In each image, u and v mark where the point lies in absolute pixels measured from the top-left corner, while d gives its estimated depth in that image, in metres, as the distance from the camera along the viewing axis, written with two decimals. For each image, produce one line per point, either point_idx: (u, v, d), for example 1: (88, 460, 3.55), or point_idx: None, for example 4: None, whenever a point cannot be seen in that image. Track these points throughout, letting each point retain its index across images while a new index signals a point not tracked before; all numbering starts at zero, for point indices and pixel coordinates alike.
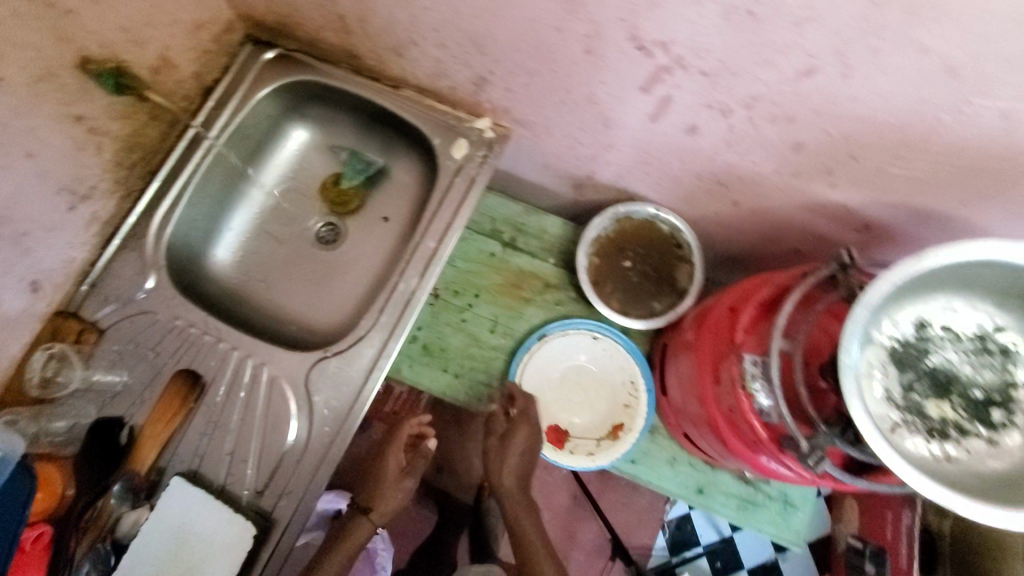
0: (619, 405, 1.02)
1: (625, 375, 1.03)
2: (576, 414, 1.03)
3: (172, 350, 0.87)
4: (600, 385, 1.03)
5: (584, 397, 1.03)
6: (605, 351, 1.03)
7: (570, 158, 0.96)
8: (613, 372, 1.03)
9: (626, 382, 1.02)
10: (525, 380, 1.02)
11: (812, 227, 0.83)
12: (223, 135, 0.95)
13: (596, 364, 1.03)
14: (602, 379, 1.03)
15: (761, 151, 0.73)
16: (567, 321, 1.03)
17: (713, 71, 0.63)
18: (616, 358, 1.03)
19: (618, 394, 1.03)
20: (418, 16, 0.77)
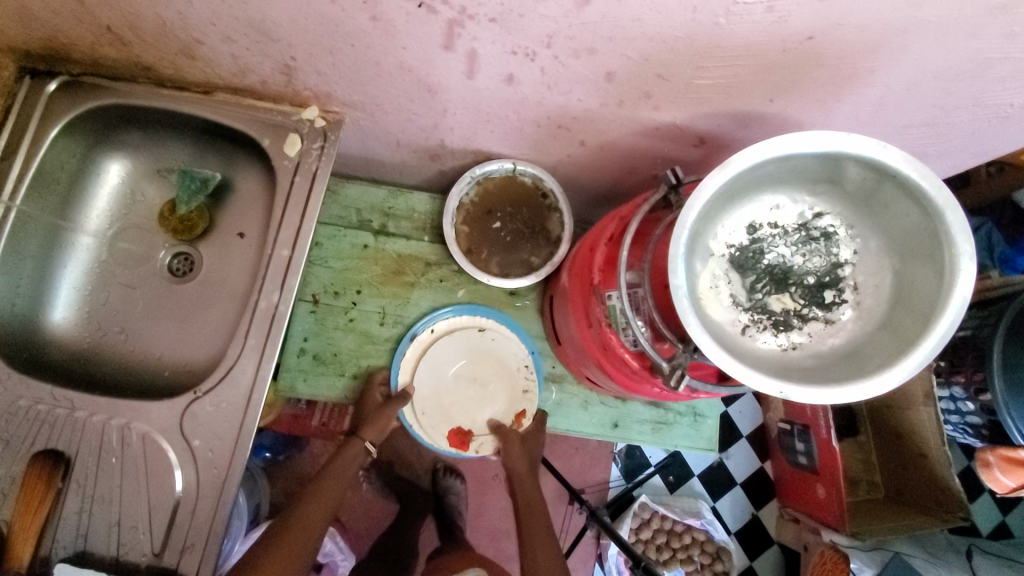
0: (520, 389, 1.00)
1: (516, 355, 1.00)
2: (478, 411, 1.01)
3: (23, 435, 0.79)
4: (493, 372, 1.01)
5: (481, 390, 1.01)
6: (485, 336, 1.00)
7: (414, 132, 0.91)
8: (505, 356, 1.01)
9: (519, 362, 1.00)
10: (415, 391, 0.99)
11: (659, 150, 0.84)
12: (20, 188, 0.84)
13: (481, 352, 1.01)
14: (493, 366, 1.01)
15: (582, 88, 0.71)
16: (436, 315, 1.00)
17: (501, 16, 0.60)
18: (500, 339, 1.01)
19: (515, 377, 1.00)
20: (187, 11, 0.69)
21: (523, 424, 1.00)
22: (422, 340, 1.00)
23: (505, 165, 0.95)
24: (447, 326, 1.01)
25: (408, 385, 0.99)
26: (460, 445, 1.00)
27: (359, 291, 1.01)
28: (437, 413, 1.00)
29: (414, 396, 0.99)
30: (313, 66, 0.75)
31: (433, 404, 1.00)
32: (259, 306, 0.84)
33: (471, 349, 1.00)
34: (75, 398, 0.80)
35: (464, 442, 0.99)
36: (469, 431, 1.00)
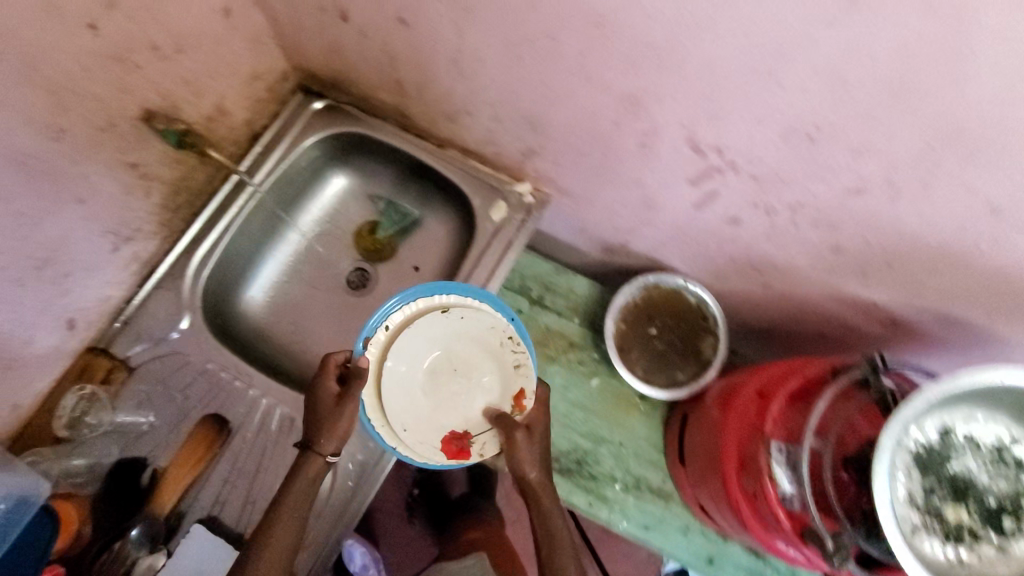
0: (511, 365, 0.88)
1: (493, 329, 0.89)
2: (460, 408, 0.88)
3: (201, 395, 0.88)
4: (475, 359, 0.89)
5: (466, 382, 0.88)
6: (450, 316, 0.88)
7: (605, 228, 0.98)
8: (481, 334, 0.89)
9: (500, 335, 0.89)
10: (388, 405, 0.85)
11: (839, 316, 0.86)
12: (266, 180, 0.96)
13: (452, 335, 0.89)
14: (471, 351, 0.89)
15: (800, 249, 0.75)
16: (385, 311, 0.88)
17: (764, 177, 0.65)
18: (469, 316, 0.89)
19: (500, 353, 0.89)
20: (475, 91, 0.78)
21: (524, 406, 0.86)
22: (380, 339, 0.87)
23: (676, 281, 1.00)
24: (402, 320, 0.88)
25: (376, 398, 0.85)
26: (459, 454, 0.86)
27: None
28: (418, 425, 0.86)
29: (386, 409, 0.84)
30: (555, 156, 0.84)
31: (414, 413, 0.86)
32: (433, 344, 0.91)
33: (444, 336, 0.88)
34: (253, 375, 0.89)
35: (462, 450, 0.85)
36: (464, 433, 0.87)
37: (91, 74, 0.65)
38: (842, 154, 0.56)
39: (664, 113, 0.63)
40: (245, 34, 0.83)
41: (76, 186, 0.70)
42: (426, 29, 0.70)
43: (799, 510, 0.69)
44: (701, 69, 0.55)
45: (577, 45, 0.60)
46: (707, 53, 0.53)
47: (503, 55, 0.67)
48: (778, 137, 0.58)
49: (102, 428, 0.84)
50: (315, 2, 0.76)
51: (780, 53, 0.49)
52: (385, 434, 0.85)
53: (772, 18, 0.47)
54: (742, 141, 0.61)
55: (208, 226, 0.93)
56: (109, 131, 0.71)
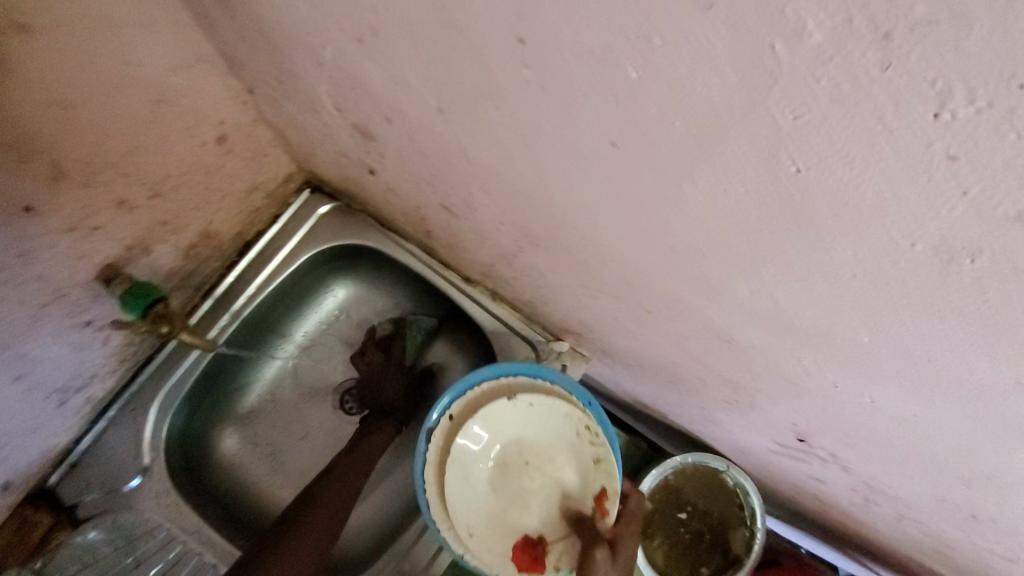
0: (590, 460, 0.65)
1: (569, 418, 0.66)
2: (541, 513, 0.64)
3: (159, 559, 0.75)
4: (551, 450, 0.66)
5: (541, 475, 0.65)
6: (520, 403, 0.67)
7: (649, 401, 0.84)
8: (552, 422, 0.67)
9: (578, 425, 0.66)
10: (449, 501, 0.64)
11: (904, 561, 0.75)
12: (247, 307, 0.80)
13: (526, 425, 0.67)
14: (546, 443, 0.67)
15: (888, 528, 0.63)
16: (447, 395, 0.68)
17: (880, 491, 0.52)
18: (540, 402, 0.67)
19: (579, 446, 0.66)
20: (526, 281, 0.63)
21: (610, 511, 0.61)
22: (438, 430, 0.68)
23: (718, 464, 0.87)
24: (465, 408, 0.68)
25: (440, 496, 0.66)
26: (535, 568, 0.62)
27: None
28: (486, 523, 0.64)
29: (450, 512, 0.64)
30: (607, 349, 0.69)
31: (481, 513, 0.65)
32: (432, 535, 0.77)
33: (504, 420, 0.66)
34: (220, 542, 0.76)
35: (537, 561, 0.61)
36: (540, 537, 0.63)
37: (29, 256, 0.48)
38: (1011, 544, 0.43)
39: (773, 408, 0.49)
40: (244, 153, 0.66)
41: (9, 369, 0.55)
42: (477, 226, 0.53)
43: None
44: (852, 423, 0.40)
45: (681, 332, 0.44)
46: (869, 424, 0.38)
47: (573, 286, 0.52)
48: (927, 493, 0.44)
49: None
50: (336, 147, 0.59)
51: (988, 481, 0.35)
52: (451, 539, 0.65)
53: (994, 463, 0.32)
54: (870, 469, 0.47)
55: (183, 353, 0.78)
56: (57, 302, 0.54)
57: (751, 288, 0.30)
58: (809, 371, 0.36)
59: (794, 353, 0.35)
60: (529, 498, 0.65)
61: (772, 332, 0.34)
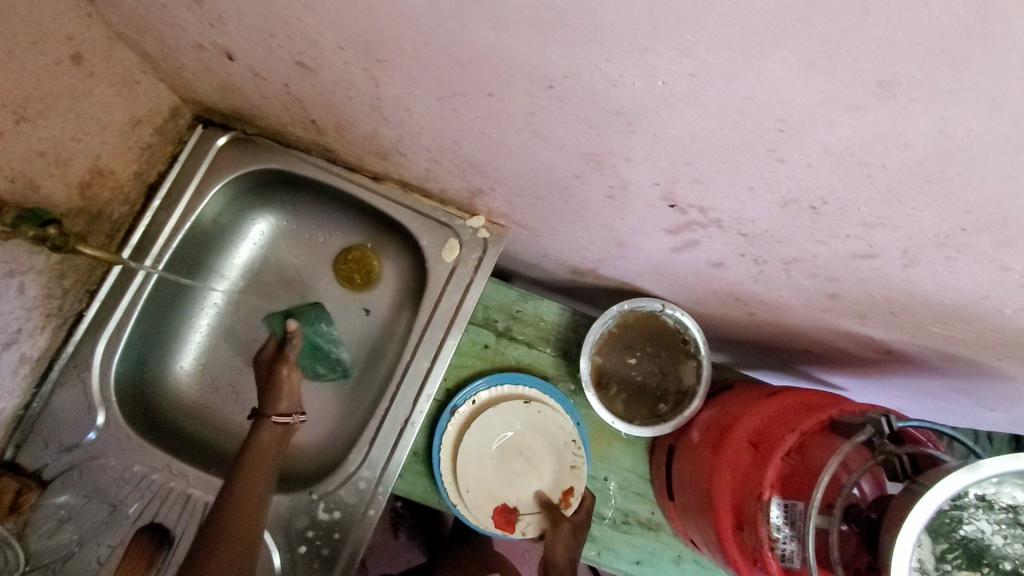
0: (569, 464, 0.93)
1: (564, 426, 0.94)
2: (520, 485, 0.94)
3: (136, 499, 0.77)
4: (541, 448, 0.94)
5: (529, 463, 0.94)
6: (532, 406, 0.95)
7: (573, 257, 0.87)
8: (552, 430, 0.95)
9: (568, 434, 0.94)
10: (458, 468, 0.91)
11: (828, 339, 0.80)
12: (169, 245, 0.81)
13: (530, 426, 0.95)
14: (540, 441, 0.95)
15: (793, 293, 0.66)
16: (476, 387, 0.95)
17: (755, 235, 0.55)
18: (548, 408, 0.95)
19: (563, 451, 0.94)
20: (406, 137, 0.65)
21: (574, 503, 0.92)
22: (463, 412, 0.94)
23: (654, 305, 0.91)
24: (488, 398, 0.95)
25: (451, 460, 0.92)
26: (507, 525, 0.91)
27: (457, 386, 0.98)
28: (480, 490, 0.92)
29: (458, 471, 0.91)
30: (508, 197, 0.73)
31: (479, 481, 0.92)
32: (394, 415, 0.82)
33: (509, 415, 0.94)
34: (190, 471, 0.78)
35: (510, 522, 0.91)
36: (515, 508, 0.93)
37: None
38: (852, 225, 0.46)
39: (634, 172, 0.52)
40: (111, 78, 0.67)
41: None
42: (333, 75, 0.55)
43: (799, 567, 0.64)
44: (681, 140, 0.44)
45: (523, 106, 0.47)
46: (685, 128, 0.42)
47: (434, 108, 0.55)
48: (774, 204, 0.48)
49: (20, 565, 0.73)
50: (189, 40, 0.60)
51: (783, 137, 0.38)
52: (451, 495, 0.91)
53: (769, 103, 0.36)
54: (729, 204, 0.51)
55: (112, 304, 0.79)
56: None
57: None
58: (612, 79, 0.39)
59: (589, 61, 0.38)
60: (514, 471, 0.94)
61: (563, 38, 0.37)
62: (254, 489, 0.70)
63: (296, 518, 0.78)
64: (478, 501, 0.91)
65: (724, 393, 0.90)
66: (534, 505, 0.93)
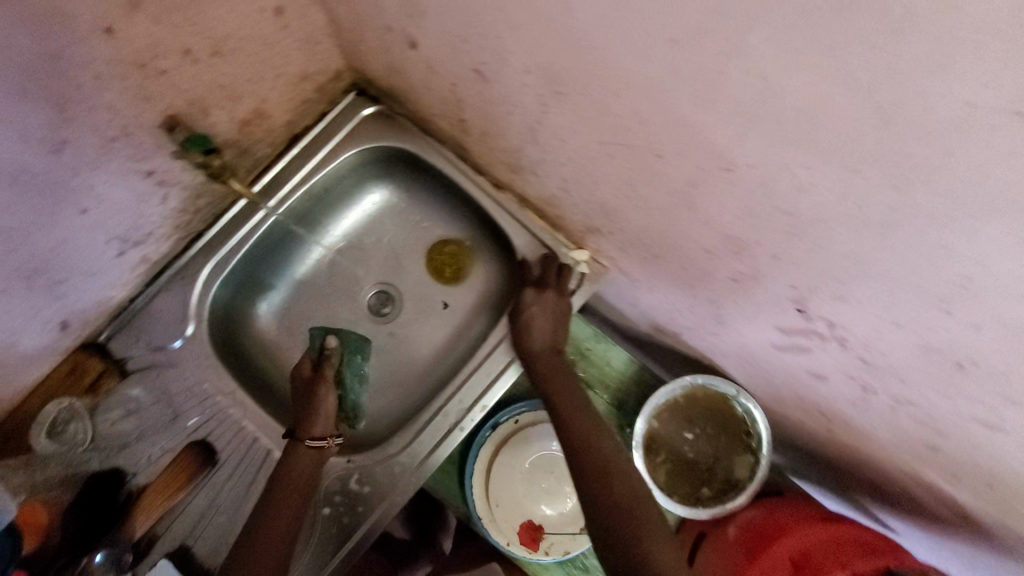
0: None
1: None
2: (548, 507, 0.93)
3: (196, 414, 0.81)
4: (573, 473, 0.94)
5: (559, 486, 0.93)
6: None
7: (662, 317, 0.86)
8: None
9: None
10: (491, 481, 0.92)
11: (905, 485, 0.73)
12: (293, 193, 0.86)
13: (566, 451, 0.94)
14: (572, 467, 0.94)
15: (891, 431, 0.63)
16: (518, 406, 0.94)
17: (877, 366, 0.53)
18: None
19: None
20: (549, 162, 0.66)
21: None
22: (503, 429, 0.93)
23: (728, 388, 0.89)
24: (529, 419, 0.94)
25: (484, 472, 0.92)
26: (531, 543, 0.91)
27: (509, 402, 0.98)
28: (509, 504, 0.92)
29: (491, 484, 0.92)
30: (623, 244, 0.72)
31: (508, 496, 0.92)
32: (445, 414, 0.83)
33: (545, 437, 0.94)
34: (250, 404, 0.82)
35: (535, 540, 0.91)
36: (541, 526, 0.92)
37: (108, 82, 0.54)
38: (995, 396, 0.43)
39: (773, 269, 0.51)
40: (299, 33, 0.71)
41: (80, 197, 0.61)
42: (506, 90, 0.57)
43: None
44: (843, 258, 0.42)
45: (688, 176, 0.47)
46: (855, 250, 0.40)
47: (591, 148, 0.55)
48: (915, 348, 0.46)
49: (83, 442, 0.78)
50: (381, 20, 0.64)
51: (962, 294, 0.36)
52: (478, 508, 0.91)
53: (963, 260, 0.34)
54: (864, 330, 0.49)
55: (229, 232, 0.84)
56: (126, 140, 0.61)
57: (745, 69, 0.33)
58: (800, 184, 0.38)
59: (785, 162, 0.37)
60: (544, 491, 0.93)
61: (769, 135, 0.36)
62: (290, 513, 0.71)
63: (329, 480, 0.81)
64: (505, 514, 0.91)
65: (773, 499, 0.87)
66: (562, 525, 0.92)
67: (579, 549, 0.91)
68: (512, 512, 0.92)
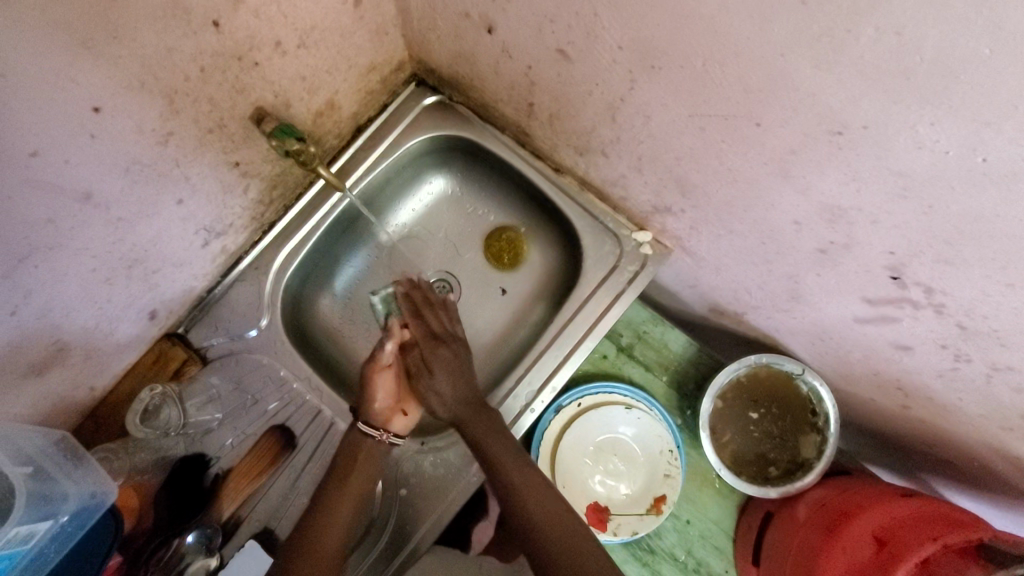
0: (661, 473, 0.93)
1: (660, 438, 0.94)
2: (613, 488, 0.94)
3: (274, 400, 0.84)
4: (636, 455, 0.95)
5: (624, 468, 0.95)
6: (632, 414, 0.95)
7: (726, 296, 0.86)
8: (648, 439, 0.95)
9: (663, 445, 0.94)
10: (557, 463, 0.93)
11: (985, 457, 0.71)
12: (360, 182, 0.88)
13: (630, 433, 0.95)
14: (635, 449, 0.95)
15: (978, 400, 0.62)
16: (582, 390, 0.95)
17: (975, 331, 0.53)
18: (647, 419, 0.95)
19: (657, 460, 0.94)
20: (624, 141, 0.66)
21: (664, 511, 0.92)
22: (567, 412, 0.95)
23: (794, 366, 0.88)
24: (593, 402, 0.95)
25: (550, 454, 0.94)
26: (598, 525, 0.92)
27: (570, 387, 0.99)
28: (575, 485, 0.94)
29: (557, 466, 0.93)
30: (694, 222, 0.73)
31: (574, 477, 0.94)
32: (515, 397, 0.84)
33: (609, 419, 0.95)
34: (324, 389, 0.84)
35: (602, 521, 0.92)
36: (607, 508, 0.93)
37: (208, 73, 0.57)
38: None
39: (870, 235, 0.51)
40: (371, 25, 0.73)
41: (174, 186, 0.64)
42: (589, 69, 0.58)
43: None
44: (958, 219, 0.42)
45: (789, 143, 0.47)
46: (971, 208, 0.40)
47: (678, 122, 0.56)
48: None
49: (173, 427, 0.81)
50: (459, 6, 0.65)
51: None
52: (545, 490, 0.93)
53: None
54: (967, 294, 0.49)
55: (300, 222, 0.87)
56: (218, 132, 0.64)
57: (878, 26, 0.34)
58: (921, 142, 0.39)
59: (907, 120, 0.38)
60: (608, 472, 0.95)
61: (892, 94, 0.37)
62: (356, 484, 0.77)
63: (403, 461, 0.83)
64: (572, 497, 0.93)
65: (843, 477, 0.86)
66: (627, 506, 0.93)
67: (647, 528, 0.91)
68: (578, 494, 0.93)
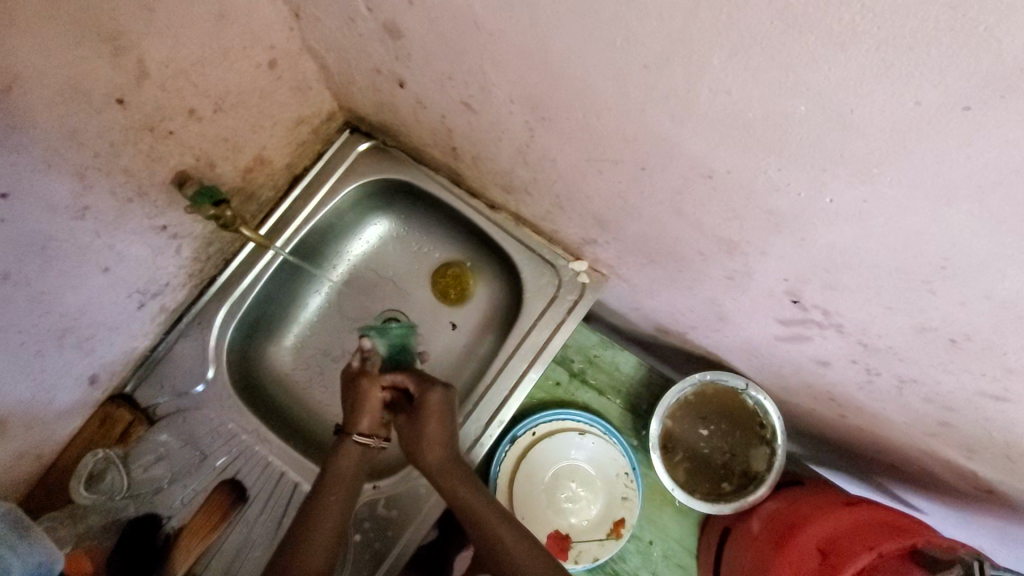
0: (619, 496, 0.95)
1: (615, 461, 0.96)
2: (572, 515, 0.95)
3: (223, 453, 0.84)
4: (594, 480, 0.96)
5: (582, 494, 0.95)
6: (586, 439, 0.96)
7: (665, 318, 0.87)
8: (604, 462, 0.96)
9: (619, 468, 0.95)
10: (514, 494, 0.94)
11: (921, 461, 0.73)
12: (298, 232, 0.89)
13: (585, 458, 0.96)
14: (593, 473, 0.96)
15: (898, 409, 0.64)
16: (536, 419, 0.96)
17: (876, 347, 0.54)
18: (601, 443, 0.96)
19: (614, 484, 0.95)
20: (540, 181, 0.68)
21: (624, 534, 0.93)
22: (522, 442, 0.96)
23: (738, 382, 0.90)
24: (547, 430, 0.96)
25: (508, 486, 0.94)
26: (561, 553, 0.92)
27: (524, 416, 1.00)
28: (535, 515, 0.94)
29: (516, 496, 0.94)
30: (620, 252, 0.75)
31: (533, 507, 0.94)
32: (464, 433, 0.84)
33: (564, 445, 0.96)
34: (274, 440, 0.85)
35: (563, 549, 0.92)
36: (568, 535, 0.94)
37: (119, 147, 0.58)
38: (991, 366, 0.45)
39: (763, 265, 0.53)
40: (292, 83, 0.75)
41: (97, 255, 0.65)
42: (492, 119, 0.60)
43: None
44: (827, 250, 0.44)
45: (673, 184, 0.49)
46: (836, 240, 0.42)
47: (579, 165, 0.57)
48: (909, 327, 0.47)
49: (121, 490, 0.80)
50: (369, 64, 0.67)
51: (942, 274, 0.38)
52: None
53: (937, 242, 0.36)
54: (858, 315, 0.51)
55: (241, 274, 0.88)
56: (139, 199, 0.65)
57: (710, 87, 0.36)
58: (776, 185, 0.41)
59: (759, 165, 0.40)
60: (567, 499, 0.95)
61: (739, 143, 0.39)
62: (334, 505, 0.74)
63: (358, 507, 0.83)
64: (533, 529, 0.93)
65: (794, 488, 0.88)
66: (588, 532, 0.94)
67: (608, 553, 0.92)
68: (539, 524, 0.94)
